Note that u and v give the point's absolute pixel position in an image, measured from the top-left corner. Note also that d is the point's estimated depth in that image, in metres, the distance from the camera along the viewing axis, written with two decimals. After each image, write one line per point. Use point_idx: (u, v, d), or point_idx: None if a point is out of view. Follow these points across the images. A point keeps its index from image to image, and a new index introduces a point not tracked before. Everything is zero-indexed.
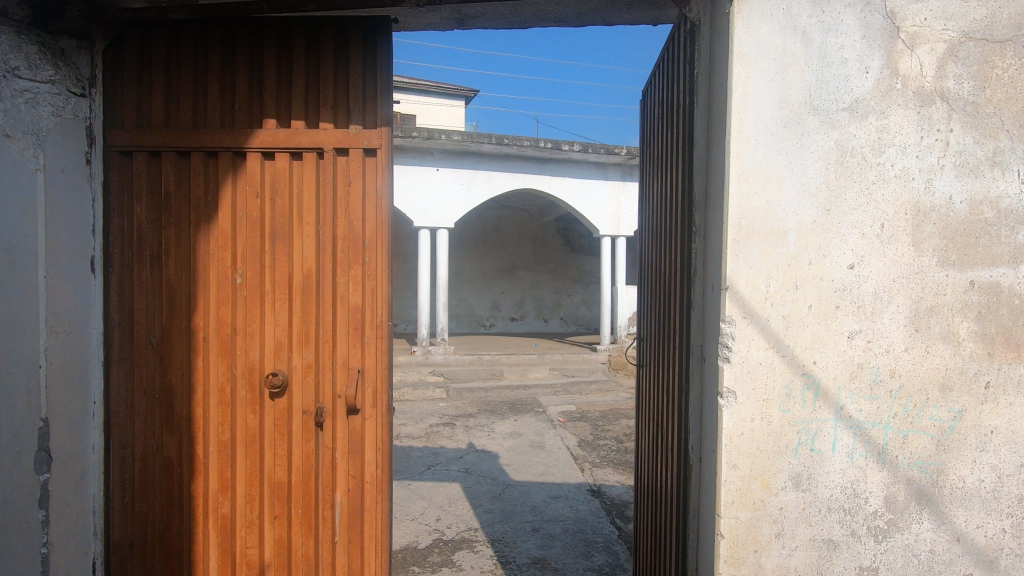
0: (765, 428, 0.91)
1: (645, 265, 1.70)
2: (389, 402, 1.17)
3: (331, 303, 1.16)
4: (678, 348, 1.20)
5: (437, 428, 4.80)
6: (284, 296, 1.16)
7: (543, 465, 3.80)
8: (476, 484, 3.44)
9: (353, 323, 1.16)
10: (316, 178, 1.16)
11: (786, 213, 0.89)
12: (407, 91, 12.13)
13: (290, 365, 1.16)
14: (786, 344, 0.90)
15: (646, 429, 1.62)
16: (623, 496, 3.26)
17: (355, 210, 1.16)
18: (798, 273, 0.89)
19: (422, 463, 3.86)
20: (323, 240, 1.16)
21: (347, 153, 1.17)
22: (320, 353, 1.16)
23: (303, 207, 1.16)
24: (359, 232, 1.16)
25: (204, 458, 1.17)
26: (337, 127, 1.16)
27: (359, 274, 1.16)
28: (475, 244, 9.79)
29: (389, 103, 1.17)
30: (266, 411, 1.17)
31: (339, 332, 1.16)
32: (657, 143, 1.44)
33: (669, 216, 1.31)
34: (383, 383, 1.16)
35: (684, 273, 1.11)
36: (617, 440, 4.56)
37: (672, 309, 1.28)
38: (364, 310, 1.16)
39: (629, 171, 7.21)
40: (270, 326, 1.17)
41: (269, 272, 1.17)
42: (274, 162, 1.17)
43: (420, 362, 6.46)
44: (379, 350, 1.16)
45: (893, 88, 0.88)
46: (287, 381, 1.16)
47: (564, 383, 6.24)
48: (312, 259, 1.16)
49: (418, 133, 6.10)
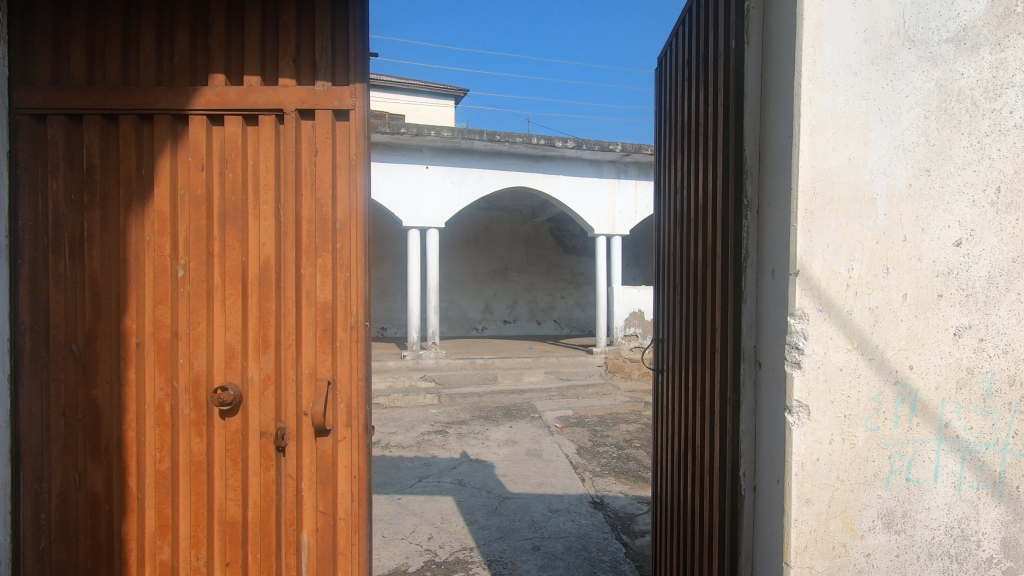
0: (847, 454, 0.71)
1: (660, 256, 1.50)
2: (367, 421, 0.96)
3: (294, 300, 0.95)
4: (714, 350, 0.99)
5: (429, 436, 4.58)
6: (236, 292, 0.94)
7: (541, 476, 3.60)
8: (470, 497, 3.22)
9: (322, 324, 0.95)
10: (274, 147, 0.95)
11: (873, 174, 0.70)
12: (396, 91, 11.93)
13: (244, 377, 0.95)
14: (874, 344, 0.70)
15: (666, 442, 1.42)
16: (628, 509, 3.06)
17: (324, 186, 0.95)
18: (889, 252, 0.70)
19: (412, 474, 3.64)
20: (283, 222, 0.95)
21: (313, 117, 0.95)
22: (281, 361, 0.95)
23: (259, 182, 0.95)
24: (329, 213, 0.95)
25: (139, 491, 0.95)
26: (300, 84, 0.95)
27: (328, 265, 0.95)
28: (467, 246, 9.59)
29: (364, 53, 0.96)
30: (214, 433, 0.95)
31: (304, 335, 0.95)
32: (680, 111, 1.24)
33: (698, 194, 1.11)
34: (359, 397, 0.94)
35: (726, 258, 0.91)
36: (618, 446, 4.36)
37: (704, 303, 1.07)
38: (336, 308, 0.95)
39: (624, 168, 7.04)
40: (220, 329, 0.95)
41: (217, 263, 0.95)
42: (223, 128, 0.95)
43: (411, 366, 6.24)
44: (354, 357, 0.94)
45: (1012, 11, 0.73)
46: (240, 396, 0.94)
47: (560, 387, 6.04)
48: (270, 246, 0.95)
49: (407, 129, 5.88)
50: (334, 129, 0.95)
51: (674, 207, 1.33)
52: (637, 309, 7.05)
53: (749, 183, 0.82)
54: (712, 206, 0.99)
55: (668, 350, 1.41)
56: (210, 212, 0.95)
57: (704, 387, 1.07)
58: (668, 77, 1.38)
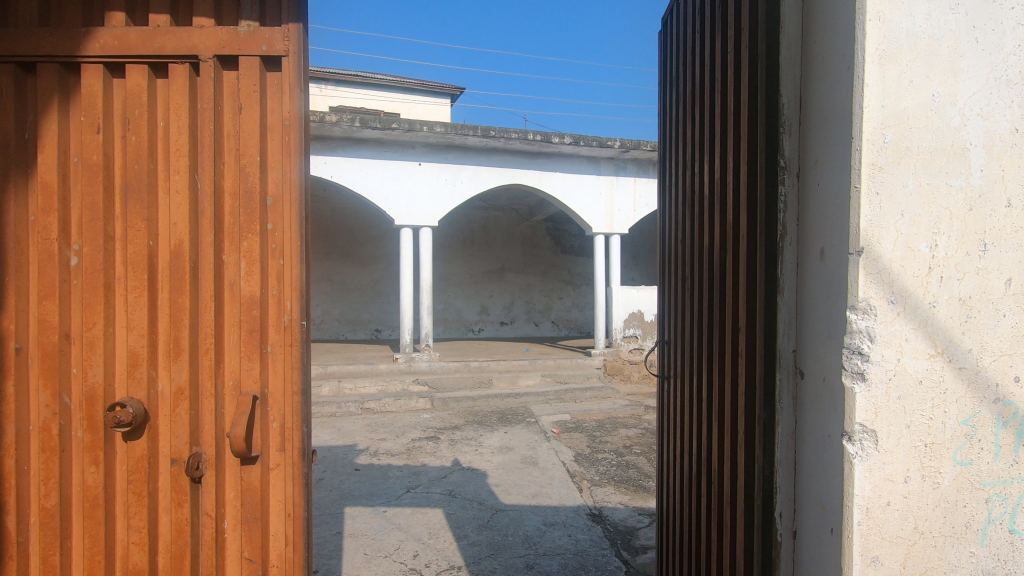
0: (925, 496, 0.53)
1: (661, 246, 1.31)
2: (306, 444, 0.77)
3: (213, 295, 0.76)
4: (734, 354, 0.80)
5: (420, 443, 4.39)
6: (141, 285, 0.76)
7: (536, 486, 3.41)
8: (461, 510, 3.03)
9: (248, 325, 0.76)
10: (189, 103, 0.76)
11: (963, 118, 0.53)
12: (390, 89, 11.75)
13: (152, 390, 0.76)
14: (963, 348, 0.54)
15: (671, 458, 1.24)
16: (628, 522, 2.87)
17: (250, 152, 0.76)
18: (984, 223, 0.54)
19: (400, 484, 3.45)
20: (200, 197, 0.76)
21: (237, 66, 0.77)
22: (197, 370, 0.76)
23: (170, 147, 0.76)
24: (256, 186, 0.76)
25: (18, 536, 0.75)
26: (220, 26, 0.76)
27: (256, 251, 0.76)
28: (462, 246, 9.40)
29: None
30: (114, 461, 0.76)
31: (227, 338, 0.76)
32: (690, 70, 1.06)
33: (712, 165, 0.92)
34: (294, 416, 0.76)
35: (750, 239, 0.72)
36: (617, 453, 4.17)
37: (720, 297, 0.89)
38: (267, 304, 0.76)
39: (623, 165, 6.86)
40: (122, 331, 0.76)
41: (119, 249, 0.76)
42: (125, 81, 0.76)
43: (403, 370, 6.04)
44: (288, 366, 0.76)
45: None
46: (147, 415, 0.76)
47: (557, 391, 5.86)
48: (183, 228, 0.76)
49: (398, 124, 5.70)
50: (259, 80, 0.76)
51: (682, 187, 1.14)
52: (636, 310, 6.84)
53: (785, 137, 0.63)
54: (733, 178, 0.81)
55: (674, 354, 1.23)
56: (109, 186, 0.76)
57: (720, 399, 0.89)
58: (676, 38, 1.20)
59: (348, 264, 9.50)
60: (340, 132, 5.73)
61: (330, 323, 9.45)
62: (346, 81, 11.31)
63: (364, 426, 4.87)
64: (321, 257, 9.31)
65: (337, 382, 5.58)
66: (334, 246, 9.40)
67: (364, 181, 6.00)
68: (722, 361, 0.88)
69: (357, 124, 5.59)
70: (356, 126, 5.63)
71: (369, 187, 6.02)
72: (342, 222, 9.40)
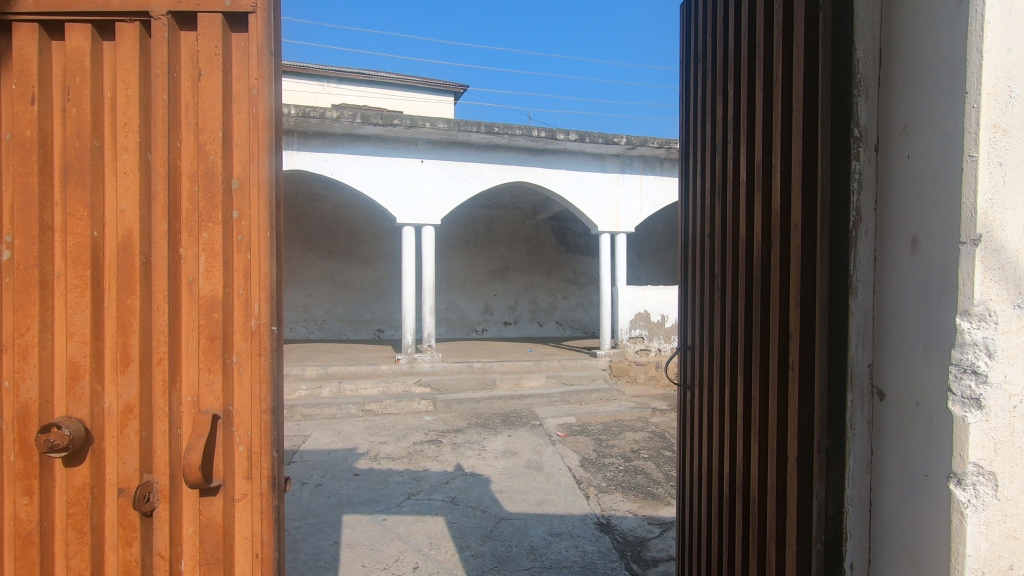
0: None
1: (681, 244, 1.21)
2: (278, 471, 0.67)
3: (165, 295, 0.65)
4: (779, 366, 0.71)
5: (421, 446, 4.28)
6: (81, 285, 0.64)
7: (541, 493, 3.29)
8: (463, 518, 2.92)
9: (208, 331, 0.65)
10: (138, 68, 0.65)
11: None
12: (393, 87, 11.65)
13: (94, 410, 0.65)
14: None
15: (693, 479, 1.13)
16: (638, 532, 2.75)
17: (211, 127, 0.66)
18: None
19: (401, 491, 3.34)
20: (151, 183, 0.65)
21: (196, 27, 0.66)
22: (149, 385, 0.65)
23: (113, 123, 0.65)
24: (218, 171, 0.65)
25: None
26: None
27: (217, 247, 0.65)
28: (466, 245, 9.29)
29: None
30: (47, 494, 0.64)
31: (184, 347, 0.65)
32: (721, 50, 0.96)
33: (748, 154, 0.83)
34: (262, 439, 0.65)
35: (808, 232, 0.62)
36: (625, 458, 4.07)
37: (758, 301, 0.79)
38: (230, 308, 0.66)
39: (628, 163, 6.74)
40: (58, 339, 0.65)
41: (52, 241, 0.65)
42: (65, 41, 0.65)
43: (405, 371, 5.92)
44: (256, 378, 0.65)
45: None
46: (87, 436, 0.64)
47: (562, 392, 5.74)
48: (130, 216, 0.64)
49: (400, 120, 5.58)
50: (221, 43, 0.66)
51: (705, 179, 1.05)
52: (642, 310, 6.72)
53: (862, 116, 0.54)
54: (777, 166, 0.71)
55: (696, 362, 1.13)
56: (45, 169, 0.64)
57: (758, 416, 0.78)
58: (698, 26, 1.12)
59: (350, 263, 9.43)
60: (341, 128, 5.63)
61: (332, 323, 9.37)
62: (348, 79, 11.24)
63: (364, 429, 4.76)
64: (323, 256, 9.30)
65: (337, 384, 5.47)
66: (336, 245, 9.36)
67: (365, 178, 5.90)
68: (760, 374, 0.78)
69: (357, 120, 5.49)
70: (357, 123, 5.52)
71: (370, 185, 5.91)
72: (344, 221, 9.38)
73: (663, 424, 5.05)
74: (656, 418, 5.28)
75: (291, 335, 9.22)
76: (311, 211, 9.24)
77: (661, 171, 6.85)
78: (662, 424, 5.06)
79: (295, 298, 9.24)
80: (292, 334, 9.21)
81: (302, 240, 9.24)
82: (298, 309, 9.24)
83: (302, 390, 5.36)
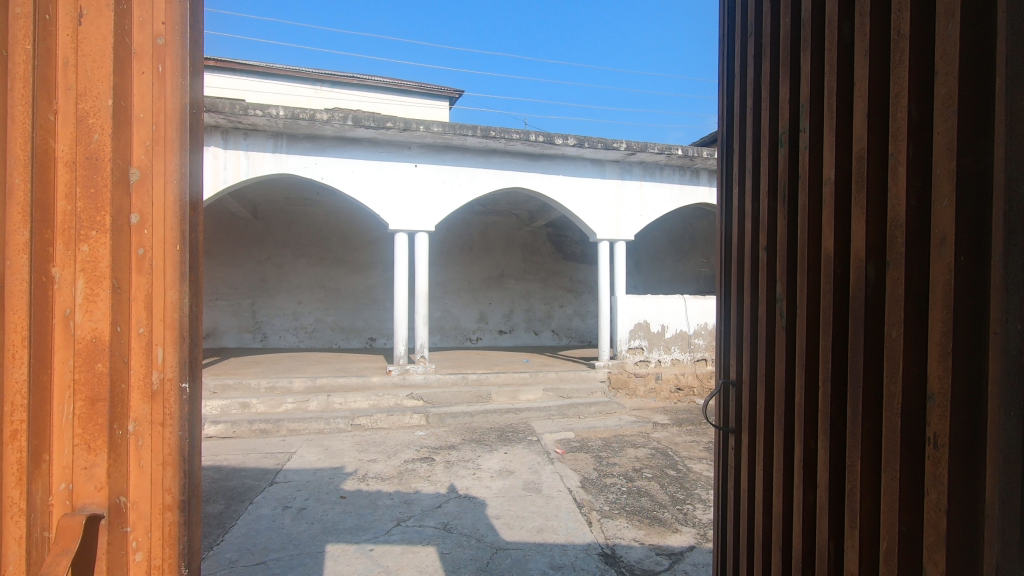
0: None
1: (750, 294, 1.24)
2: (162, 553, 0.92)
3: (68, 416, 0.88)
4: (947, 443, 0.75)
5: (413, 465, 4.07)
6: None
7: (540, 518, 3.08)
8: (457, 547, 2.71)
9: (89, 443, 0.89)
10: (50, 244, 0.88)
11: None
12: (387, 91, 11.47)
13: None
14: None
15: (746, 515, 1.25)
16: (645, 564, 2.56)
17: (119, 297, 0.91)
18: None
19: (390, 516, 3.12)
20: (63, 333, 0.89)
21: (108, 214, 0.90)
22: (42, 484, 0.87)
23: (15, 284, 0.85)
24: (122, 329, 0.91)
25: None
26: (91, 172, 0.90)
27: (114, 381, 0.90)
28: (461, 252, 9.10)
29: (178, 147, 0.95)
30: None
31: (71, 455, 0.88)
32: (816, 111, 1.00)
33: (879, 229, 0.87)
34: (147, 525, 0.92)
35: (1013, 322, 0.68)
36: (627, 478, 3.87)
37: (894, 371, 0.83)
38: (122, 425, 0.91)
39: (628, 169, 6.58)
40: None
41: None
42: None
43: (396, 383, 5.70)
44: (150, 477, 0.92)
45: None
46: None
47: (560, 405, 5.56)
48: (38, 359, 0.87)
49: (393, 123, 5.39)
50: (105, 157, 0.90)
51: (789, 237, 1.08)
52: (641, 320, 6.55)
53: None
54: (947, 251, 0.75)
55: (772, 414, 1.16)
56: None
57: (853, 463, 0.90)
58: (773, 75, 1.15)
59: (342, 270, 9.24)
60: (332, 131, 5.45)
61: (322, 331, 9.16)
62: (342, 83, 11.08)
63: (353, 445, 4.55)
64: (314, 262, 9.12)
65: (326, 396, 5.25)
66: (328, 251, 9.18)
67: (356, 183, 5.70)
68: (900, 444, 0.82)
69: (349, 122, 5.30)
70: (349, 125, 5.34)
71: (362, 189, 5.72)
72: (336, 227, 9.19)
73: (665, 440, 4.88)
74: (657, 432, 5.13)
75: (280, 343, 8.99)
76: (302, 217, 9.05)
77: (661, 178, 6.70)
78: (664, 440, 4.89)
79: (285, 305, 9.02)
80: (281, 342, 8.97)
81: (292, 246, 9.03)
82: (287, 316, 9.02)
83: (288, 403, 5.14)
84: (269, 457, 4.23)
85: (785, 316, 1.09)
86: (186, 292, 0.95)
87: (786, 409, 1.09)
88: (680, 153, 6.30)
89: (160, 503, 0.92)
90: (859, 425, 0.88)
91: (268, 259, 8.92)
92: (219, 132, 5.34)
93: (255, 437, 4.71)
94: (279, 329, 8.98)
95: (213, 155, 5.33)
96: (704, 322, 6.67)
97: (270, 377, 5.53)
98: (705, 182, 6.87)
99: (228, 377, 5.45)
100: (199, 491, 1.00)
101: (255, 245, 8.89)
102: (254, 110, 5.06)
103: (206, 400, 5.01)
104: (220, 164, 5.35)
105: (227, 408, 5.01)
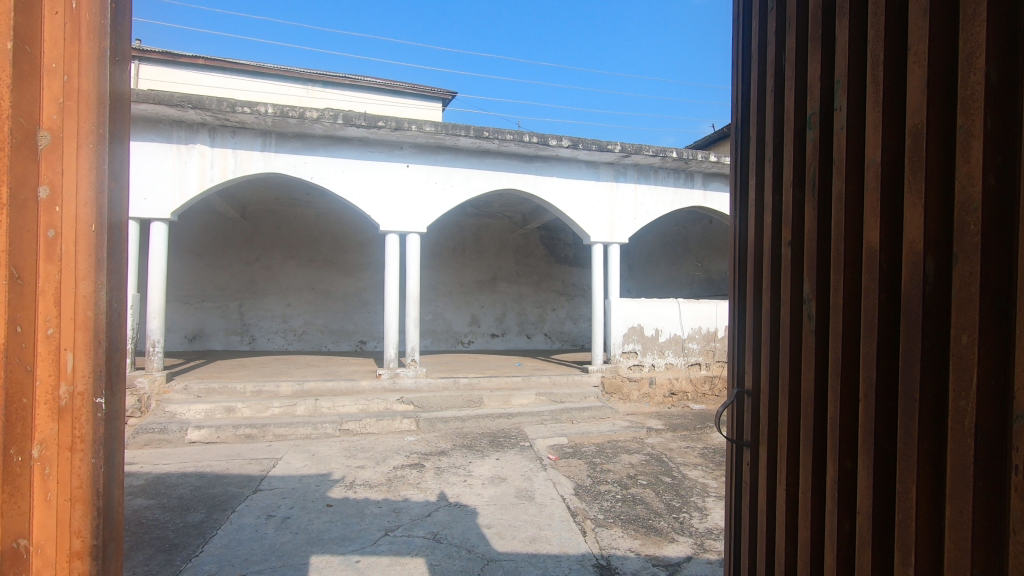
0: None
1: (773, 294, 1.17)
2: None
3: None
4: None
5: (402, 472, 3.97)
6: None
7: (533, 528, 2.99)
8: (446, 559, 2.61)
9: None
10: None
11: None
12: (380, 92, 11.37)
13: None
14: None
15: (765, 535, 1.18)
16: None
17: (30, 304, 0.81)
18: None
19: (378, 526, 3.01)
20: None
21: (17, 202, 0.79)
22: None
23: None
24: (31, 340, 0.81)
25: None
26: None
27: (21, 401, 0.80)
28: (453, 254, 9.01)
29: (98, 138, 0.88)
30: None
31: None
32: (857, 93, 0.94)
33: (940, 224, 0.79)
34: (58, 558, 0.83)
35: None
36: (622, 485, 3.79)
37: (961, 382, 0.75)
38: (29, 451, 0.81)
39: (622, 171, 6.53)
40: None
41: None
42: None
43: (386, 387, 5.58)
44: (61, 504, 0.84)
45: None
46: None
47: (553, 410, 5.48)
48: None
49: (385, 123, 5.30)
50: (4, 118, 0.77)
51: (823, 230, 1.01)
52: (635, 324, 6.48)
53: None
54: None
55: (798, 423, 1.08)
56: None
57: (904, 483, 0.82)
58: (802, 55, 1.08)
59: (332, 272, 9.12)
60: (322, 130, 5.35)
61: (312, 334, 9.03)
62: (333, 83, 10.97)
63: (341, 451, 4.44)
64: (304, 264, 9.00)
65: (313, 400, 5.13)
66: (318, 253, 9.06)
67: (347, 183, 5.60)
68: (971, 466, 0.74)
69: (339, 121, 5.21)
70: (339, 124, 5.24)
71: (352, 189, 5.62)
72: (326, 228, 9.08)
73: (659, 445, 4.81)
74: (651, 438, 5.06)
75: (268, 346, 8.85)
76: (292, 218, 8.93)
77: (656, 180, 6.65)
78: (658, 446, 4.82)
79: (273, 307, 8.88)
80: (270, 345, 8.83)
81: (282, 247, 8.90)
82: (276, 319, 8.88)
83: (275, 407, 5.02)
84: (254, 463, 4.11)
85: (816, 320, 1.02)
86: (102, 288, 0.89)
87: (816, 420, 1.02)
88: (675, 155, 6.26)
89: (68, 545, 0.84)
90: (916, 443, 0.81)
91: (256, 260, 8.79)
92: (206, 130, 5.23)
93: (240, 443, 4.59)
94: (267, 331, 8.84)
95: (199, 152, 5.21)
96: (698, 326, 6.65)
97: (256, 381, 5.40)
98: (700, 185, 6.84)
99: (213, 380, 5.32)
100: (117, 528, 0.94)
101: (244, 246, 8.76)
102: (242, 108, 4.95)
103: (190, 404, 4.88)
104: (207, 163, 5.23)
105: (211, 413, 4.88)
